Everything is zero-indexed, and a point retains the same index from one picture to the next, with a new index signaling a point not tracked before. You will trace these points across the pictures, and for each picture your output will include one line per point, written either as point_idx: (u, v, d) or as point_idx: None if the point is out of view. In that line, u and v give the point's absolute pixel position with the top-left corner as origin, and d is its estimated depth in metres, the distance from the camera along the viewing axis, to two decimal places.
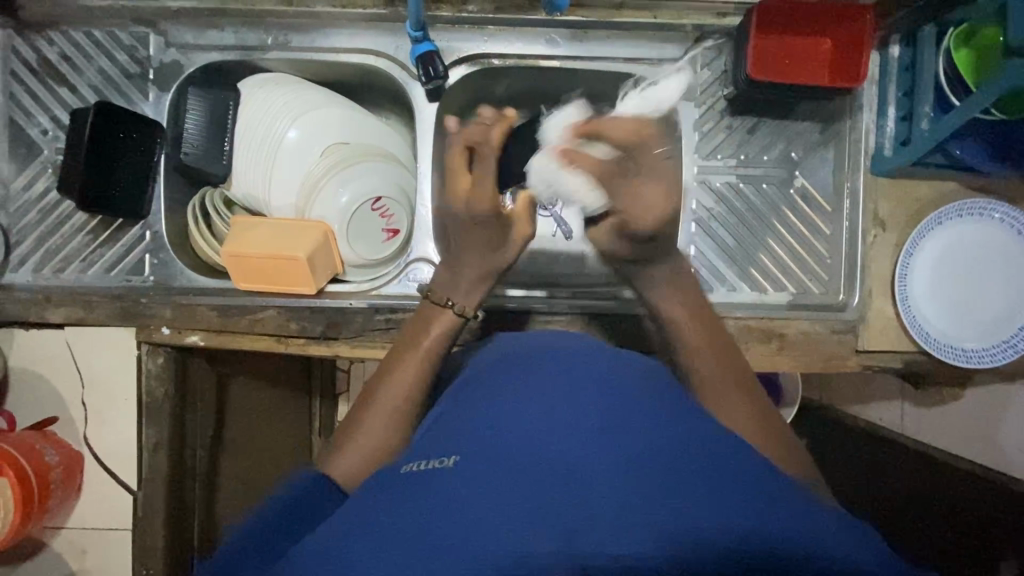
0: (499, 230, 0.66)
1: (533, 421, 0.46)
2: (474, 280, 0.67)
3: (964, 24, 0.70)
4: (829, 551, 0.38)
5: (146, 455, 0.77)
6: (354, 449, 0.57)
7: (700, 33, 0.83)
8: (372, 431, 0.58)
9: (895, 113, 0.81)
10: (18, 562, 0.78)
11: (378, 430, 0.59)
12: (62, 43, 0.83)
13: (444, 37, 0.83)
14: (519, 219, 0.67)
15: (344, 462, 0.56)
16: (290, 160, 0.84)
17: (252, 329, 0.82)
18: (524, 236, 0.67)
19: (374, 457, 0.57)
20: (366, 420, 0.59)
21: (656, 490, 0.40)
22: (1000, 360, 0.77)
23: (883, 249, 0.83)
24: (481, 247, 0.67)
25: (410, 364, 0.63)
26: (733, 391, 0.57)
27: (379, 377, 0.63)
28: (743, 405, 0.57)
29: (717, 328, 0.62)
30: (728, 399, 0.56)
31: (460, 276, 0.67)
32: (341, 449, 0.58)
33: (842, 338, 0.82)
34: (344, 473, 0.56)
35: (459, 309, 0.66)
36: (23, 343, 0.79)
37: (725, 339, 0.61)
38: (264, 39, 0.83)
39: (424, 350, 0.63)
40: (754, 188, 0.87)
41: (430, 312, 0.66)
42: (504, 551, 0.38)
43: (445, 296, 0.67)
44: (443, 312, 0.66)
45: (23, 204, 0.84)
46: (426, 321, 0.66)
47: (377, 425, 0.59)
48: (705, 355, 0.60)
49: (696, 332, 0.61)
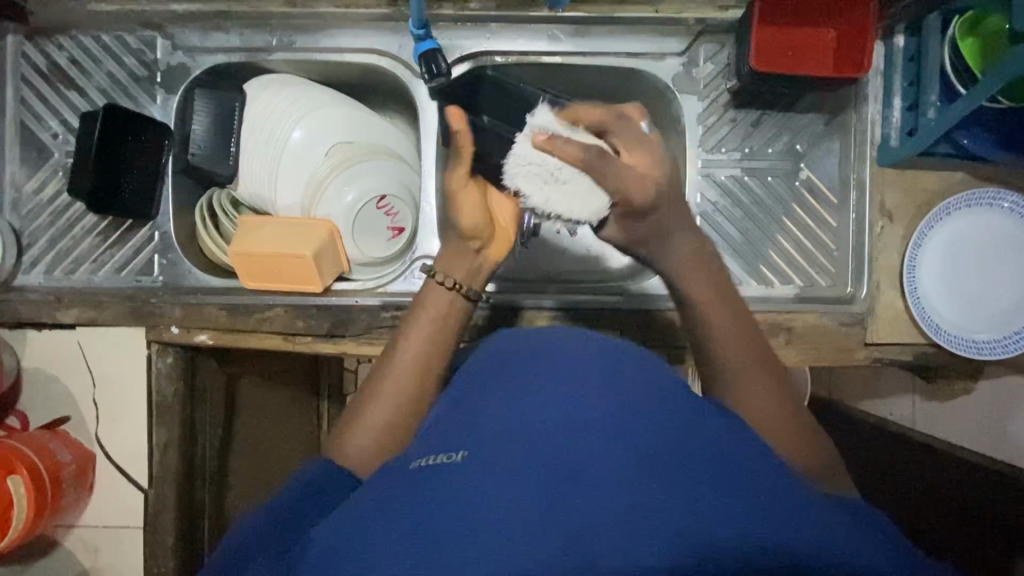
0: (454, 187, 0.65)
1: (540, 416, 0.46)
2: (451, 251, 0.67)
3: (969, 12, 0.70)
4: (842, 550, 0.38)
5: (157, 453, 0.78)
6: (372, 418, 0.60)
7: (702, 27, 0.83)
8: (384, 401, 0.61)
9: (900, 103, 0.81)
10: (33, 560, 0.79)
11: (389, 403, 0.60)
12: (71, 48, 0.85)
13: (447, 35, 0.84)
14: (460, 186, 0.65)
15: (359, 428, 0.59)
16: (296, 160, 0.85)
17: (260, 328, 0.82)
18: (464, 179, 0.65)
19: (390, 426, 0.60)
20: (380, 390, 0.61)
21: (662, 491, 0.39)
22: (1011, 350, 0.76)
23: (891, 240, 0.82)
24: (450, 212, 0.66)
25: (417, 339, 0.63)
26: (752, 382, 0.56)
27: (388, 352, 0.64)
28: (766, 392, 0.56)
29: (747, 323, 0.59)
30: (751, 392, 0.56)
31: (446, 250, 0.67)
32: (356, 418, 0.60)
33: (850, 331, 0.82)
34: (360, 450, 0.58)
35: (450, 283, 0.65)
36: (36, 343, 0.80)
37: (752, 327, 0.59)
38: (269, 41, 0.84)
39: (435, 328, 0.64)
40: (758, 180, 0.87)
41: (428, 292, 0.66)
42: (515, 552, 0.38)
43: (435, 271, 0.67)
44: (443, 295, 0.65)
45: (34, 206, 0.85)
46: (427, 306, 0.65)
47: (387, 396, 0.61)
48: (736, 340, 0.58)
49: (728, 324, 0.58)
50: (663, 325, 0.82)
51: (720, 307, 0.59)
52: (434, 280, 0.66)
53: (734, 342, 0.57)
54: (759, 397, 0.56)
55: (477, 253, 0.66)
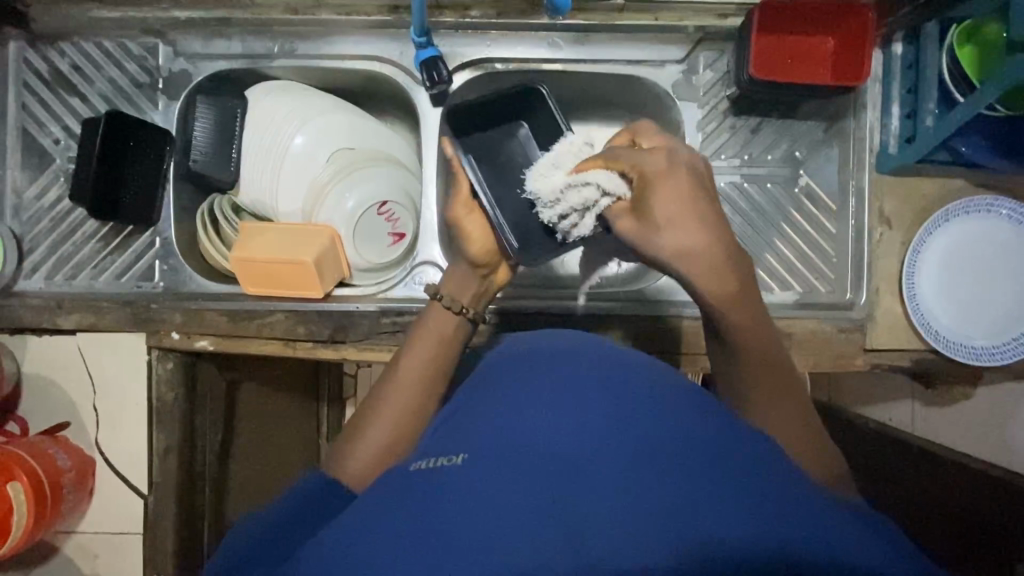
0: (464, 211, 0.72)
1: (541, 416, 0.47)
2: (459, 277, 0.69)
3: (966, 20, 0.71)
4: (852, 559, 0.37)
5: (156, 459, 0.78)
6: (372, 428, 0.60)
7: (701, 35, 0.84)
8: (389, 410, 0.61)
9: (898, 111, 0.82)
10: (32, 567, 0.78)
11: (391, 413, 0.61)
12: (73, 54, 0.85)
13: (448, 42, 0.84)
14: (464, 211, 0.72)
15: (368, 435, 0.59)
16: (297, 166, 0.85)
17: (261, 333, 0.83)
18: (466, 197, 0.73)
19: (393, 437, 0.59)
20: (384, 401, 0.61)
21: (658, 491, 0.40)
22: (1009, 357, 0.77)
23: (890, 245, 0.83)
24: (467, 230, 0.71)
25: (421, 355, 0.64)
26: (774, 396, 0.55)
27: (392, 365, 0.65)
28: (788, 406, 0.55)
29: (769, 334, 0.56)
30: (772, 408, 0.55)
31: (452, 276, 0.69)
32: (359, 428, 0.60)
33: (849, 337, 0.82)
34: (360, 458, 0.57)
35: (458, 306, 0.67)
36: (38, 348, 0.80)
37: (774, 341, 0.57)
38: (270, 47, 0.84)
39: (438, 346, 0.65)
40: (758, 188, 0.87)
41: (432, 312, 0.67)
42: (511, 554, 0.38)
43: (438, 291, 0.68)
44: (446, 314, 0.67)
45: (36, 211, 0.85)
46: (430, 323, 0.66)
47: (395, 406, 0.61)
48: (751, 354, 0.56)
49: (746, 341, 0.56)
50: (663, 332, 0.83)
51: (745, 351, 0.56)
52: (443, 305, 0.67)
53: (756, 356, 0.56)
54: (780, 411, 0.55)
55: (483, 278, 0.69)
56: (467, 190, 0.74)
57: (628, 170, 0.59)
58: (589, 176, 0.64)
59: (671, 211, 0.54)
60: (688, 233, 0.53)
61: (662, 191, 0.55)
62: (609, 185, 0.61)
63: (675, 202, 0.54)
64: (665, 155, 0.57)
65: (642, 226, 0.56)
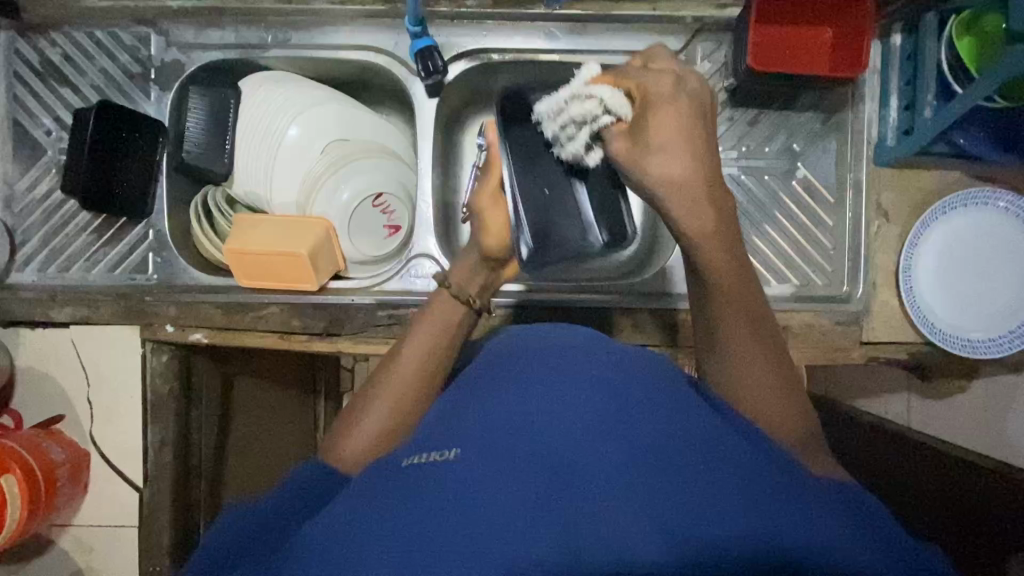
0: (489, 202, 0.70)
1: (536, 411, 0.46)
2: (472, 268, 0.69)
3: (965, 10, 0.70)
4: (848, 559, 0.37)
5: (152, 452, 0.78)
6: (367, 418, 0.59)
7: (699, 25, 0.83)
8: (386, 398, 0.60)
9: (897, 102, 0.81)
10: (28, 560, 0.78)
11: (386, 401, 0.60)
12: (64, 44, 0.84)
13: (443, 32, 0.84)
14: (487, 203, 0.70)
15: (364, 424, 0.59)
16: (291, 158, 0.85)
17: (256, 326, 0.82)
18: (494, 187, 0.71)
19: (389, 425, 0.59)
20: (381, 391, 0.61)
21: (653, 489, 0.39)
22: (1007, 349, 0.76)
23: (888, 238, 0.82)
24: (487, 221, 0.69)
25: (421, 345, 0.64)
26: (751, 358, 0.55)
27: (389, 355, 0.65)
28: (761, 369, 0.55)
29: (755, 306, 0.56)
30: (745, 367, 0.55)
31: (465, 267, 0.69)
32: (354, 417, 0.60)
33: (846, 330, 0.82)
34: (355, 447, 0.57)
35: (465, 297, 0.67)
36: (30, 342, 0.80)
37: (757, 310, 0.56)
38: (264, 37, 0.83)
39: (439, 334, 0.65)
40: (756, 179, 0.87)
41: (437, 300, 0.67)
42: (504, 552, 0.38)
43: (449, 279, 0.68)
44: (451, 304, 0.67)
45: (28, 204, 0.84)
46: (434, 310, 0.66)
47: (392, 394, 0.61)
48: (734, 321, 0.55)
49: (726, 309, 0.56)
50: (660, 324, 0.83)
51: (731, 324, 0.55)
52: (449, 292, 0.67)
53: (738, 324, 0.55)
54: (754, 372, 0.54)
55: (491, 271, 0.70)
56: (494, 183, 0.71)
57: (633, 86, 0.56)
58: (592, 92, 0.60)
59: (668, 131, 0.51)
60: (679, 163, 0.51)
61: (665, 114, 0.52)
62: (613, 101, 0.58)
63: (673, 126, 0.51)
64: (672, 81, 0.53)
65: (635, 144, 0.52)
